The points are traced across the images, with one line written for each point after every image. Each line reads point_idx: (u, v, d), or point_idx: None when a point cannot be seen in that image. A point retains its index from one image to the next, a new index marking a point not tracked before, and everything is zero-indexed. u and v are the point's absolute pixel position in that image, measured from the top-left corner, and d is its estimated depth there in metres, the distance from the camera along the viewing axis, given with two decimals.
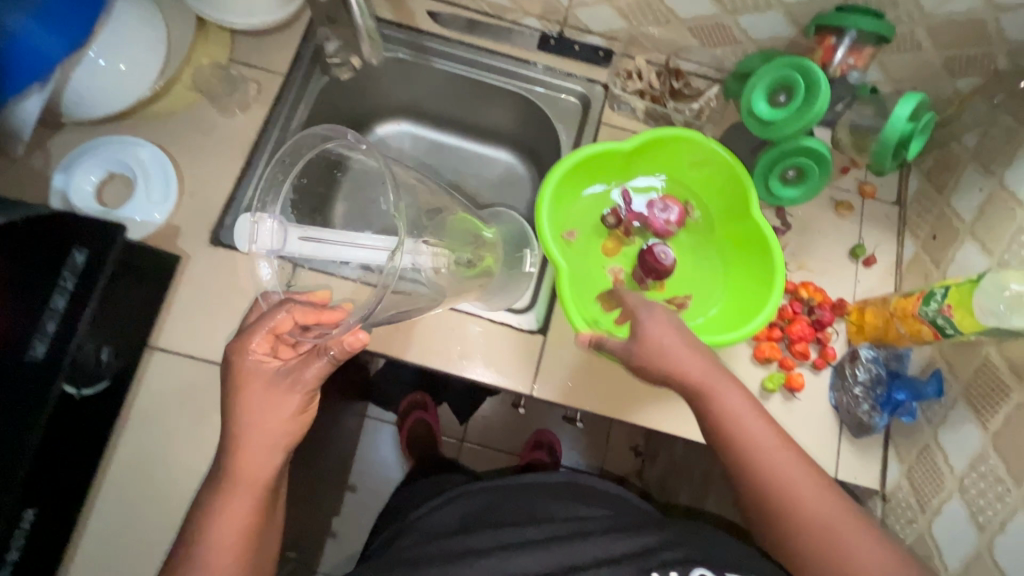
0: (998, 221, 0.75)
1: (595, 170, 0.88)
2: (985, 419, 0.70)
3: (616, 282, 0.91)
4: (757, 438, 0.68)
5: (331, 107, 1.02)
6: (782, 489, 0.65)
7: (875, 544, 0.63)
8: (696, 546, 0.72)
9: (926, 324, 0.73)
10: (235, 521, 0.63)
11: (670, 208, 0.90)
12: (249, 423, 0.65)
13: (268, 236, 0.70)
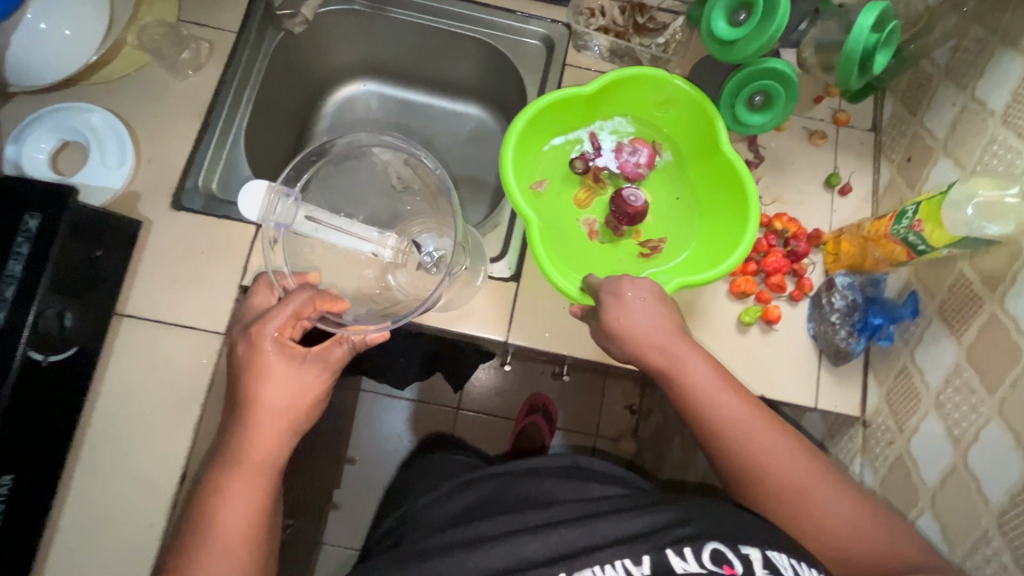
0: (970, 134, 0.73)
1: (560, 117, 0.84)
2: (960, 334, 0.69)
3: (591, 233, 0.87)
4: (725, 403, 0.69)
5: (289, 66, 0.99)
6: (751, 450, 0.67)
7: (843, 494, 0.65)
8: (714, 519, 0.63)
9: (899, 243, 0.73)
10: (238, 510, 0.62)
11: (639, 151, 0.87)
12: (255, 409, 0.65)
13: (284, 209, 0.76)
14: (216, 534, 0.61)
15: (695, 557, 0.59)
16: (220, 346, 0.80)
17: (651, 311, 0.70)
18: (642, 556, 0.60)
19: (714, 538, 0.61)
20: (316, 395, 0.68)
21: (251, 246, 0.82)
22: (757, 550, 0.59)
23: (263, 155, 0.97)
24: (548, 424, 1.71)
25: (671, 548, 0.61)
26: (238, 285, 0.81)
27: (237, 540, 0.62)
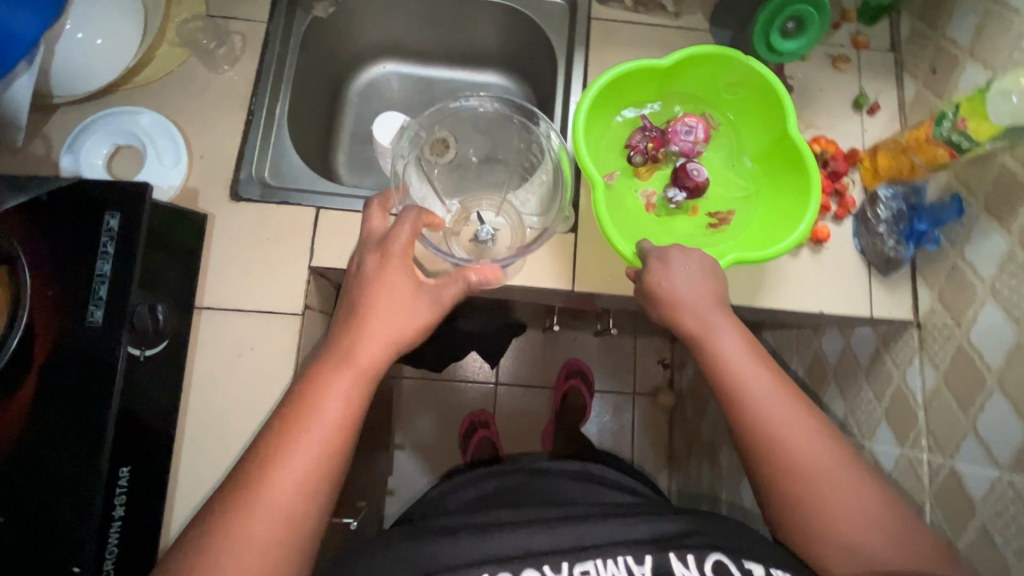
0: (997, 34, 0.76)
1: (626, 90, 0.86)
2: (1009, 223, 0.73)
3: (650, 207, 0.89)
4: (757, 379, 0.68)
5: (316, 53, 1.00)
6: (778, 430, 0.65)
7: (863, 494, 0.63)
8: (719, 535, 0.68)
9: (942, 145, 0.76)
10: (329, 417, 0.60)
11: (694, 128, 0.86)
12: (375, 309, 0.65)
13: None
14: (306, 436, 0.58)
15: (697, 564, 0.63)
16: (300, 327, 0.82)
17: (694, 275, 0.72)
18: (645, 555, 0.65)
19: (717, 550, 0.65)
20: (430, 308, 0.67)
21: (314, 228, 0.84)
22: (761, 567, 0.62)
23: (302, 143, 0.98)
24: (587, 389, 1.78)
25: (674, 552, 0.65)
26: (308, 268, 0.83)
27: (321, 447, 0.59)
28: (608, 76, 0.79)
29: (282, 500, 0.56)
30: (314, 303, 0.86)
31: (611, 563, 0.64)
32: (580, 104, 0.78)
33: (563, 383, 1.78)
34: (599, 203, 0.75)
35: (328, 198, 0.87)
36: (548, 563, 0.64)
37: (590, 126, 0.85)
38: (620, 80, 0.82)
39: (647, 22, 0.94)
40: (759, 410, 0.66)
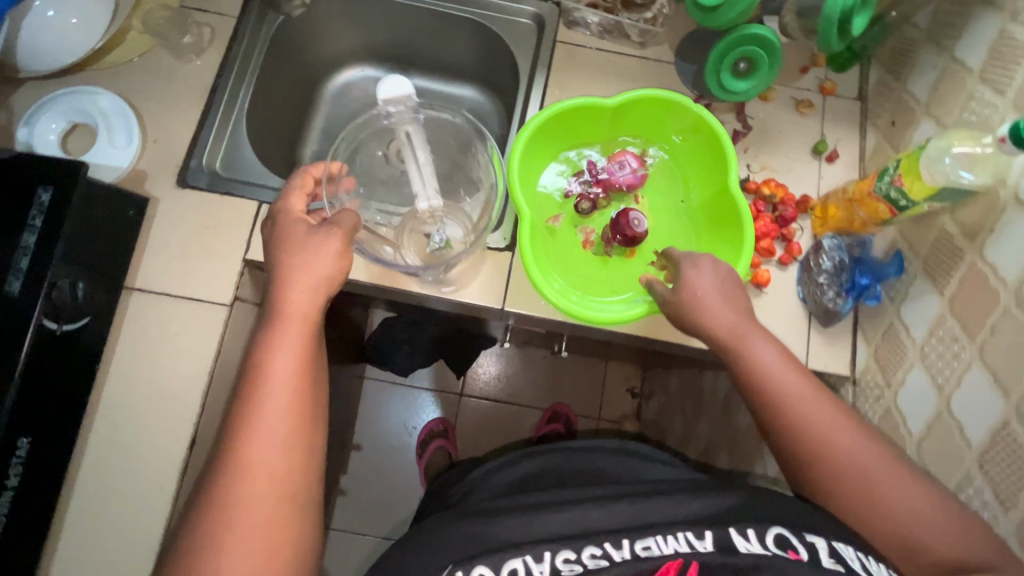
0: (950, 93, 0.75)
1: (572, 130, 0.89)
2: (943, 286, 0.71)
3: (586, 245, 0.89)
4: (790, 386, 0.66)
5: (289, 51, 1.02)
6: (819, 436, 0.63)
7: (922, 488, 0.60)
8: (776, 504, 0.60)
9: (881, 201, 0.75)
10: (278, 380, 0.61)
11: (627, 162, 0.89)
12: (287, 273, 0.67)
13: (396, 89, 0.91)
14: (266, 408, 0.60)
15: (758, 539, 0.56)
16: (226, 317, 0.82)
17: (722, 293, 0.72)
18: (705, 531, 0.58)
19: (777, 523, 0.58)
20: (336, 248, 0.69)
21: (254, 221, 0.85)
22: (823, 539, 0.56)
23: (266, 137, 1.00)
24: (566, 428, 1.69)
25: (734, 526, 0.58)
26: (242, 259, 0.84)
27: (282, 411, 0.60)
28: (549, 112, 0.82)
29: (260, 476, 0.57)
30: (247, 295, 0.87)
31: (671, 538, 0.58)
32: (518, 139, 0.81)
33: (544, 425, 1.70)
34: (524, 238, 0.76)
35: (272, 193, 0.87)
36: (609, 542, 0.58)
37: (530, 165, 0.87)
38: (560, 121, 0.86)
39: (611, 50, 0.95)
40: (801, 416, 0.65)
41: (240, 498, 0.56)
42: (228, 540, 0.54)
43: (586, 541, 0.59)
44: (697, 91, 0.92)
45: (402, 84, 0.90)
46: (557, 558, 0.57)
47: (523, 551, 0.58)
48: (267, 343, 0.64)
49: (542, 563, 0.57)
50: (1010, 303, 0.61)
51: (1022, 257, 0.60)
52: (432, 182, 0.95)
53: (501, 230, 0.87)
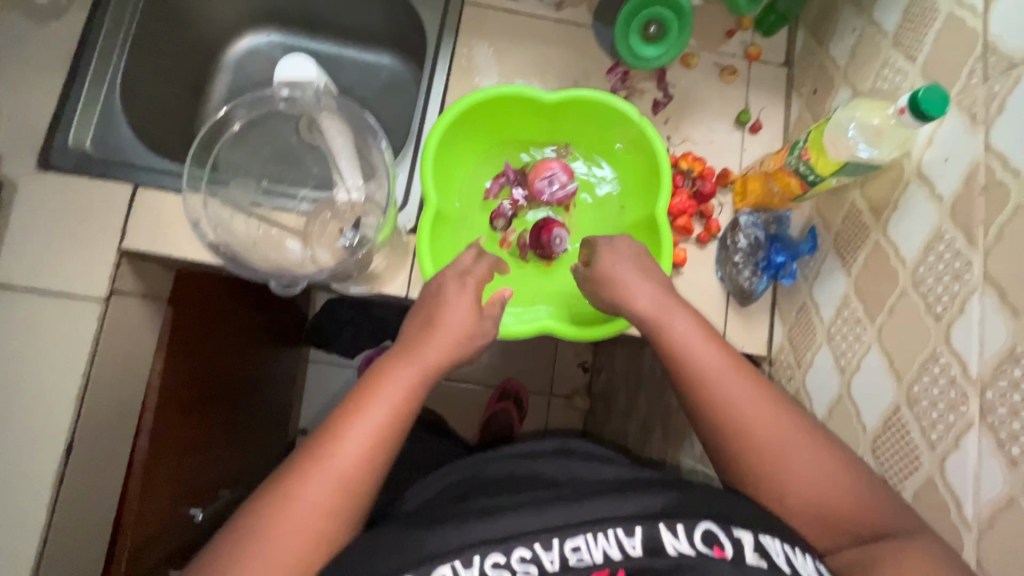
0: (866, 59, 0.70)
1: (498, 121, 0.81)
2: (849, 264, 0.68)
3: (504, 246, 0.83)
4: (707, 366, 0.61)
5: (171, 14, 0.92)
6: (735, 420, 0.58)
7: (841, 467, 0.55)
8: (706, 497, 0.56)
9: (793, 176, 0.71)
10: (372, 421, 0.57)
11: (556, 175, 0.81)
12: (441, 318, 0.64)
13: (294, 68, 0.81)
14: (347, 443, 0.55)
15: (687, 536, 0.52)
16: (101, 313, 0.76)
17: (636, 271, 0.67)
18: (635, 527, 0.53)
19: (707, 517, 0.53)
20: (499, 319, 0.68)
21: (128, 208, 0.78)
22: (750, 532, 0.52)
23: (151, 111, 0.90)
24: (517, 411, 1.66)
25: (663, 522, 0.53)
26: (117, 249, 0.77)
27: (364, 447, 0.55)
28: (458, 107, 0.73)
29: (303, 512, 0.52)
30: (129, 287, 0.80)
31: (601, 537, 0.53)
32: (430, 133, 0.72)
33: (494, 403, 1.67)
34: (423, 225, 0.71)
35: (150, 174, 0.80)
36: (539, 542, 0.53)
37: (448, 161, 0.80)
38: (486, 110, 0.77)
39: (524, 12, 0.88)
40: (712, 392, 0.60)
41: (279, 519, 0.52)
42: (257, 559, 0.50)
43: (516, 542, 0.53)
44: (616, 58, 0.86)
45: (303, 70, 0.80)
46: (486, 562, 0.52)
47: (453, 556, 0.51)
48: (395, 364, 0.61)
49: (471, 568, 0.51)
50: (907, 285, 0.58)
51: (919, 237, 0.57)
52: (348, 173, 0.77)
53: (413, 203, 0.80)
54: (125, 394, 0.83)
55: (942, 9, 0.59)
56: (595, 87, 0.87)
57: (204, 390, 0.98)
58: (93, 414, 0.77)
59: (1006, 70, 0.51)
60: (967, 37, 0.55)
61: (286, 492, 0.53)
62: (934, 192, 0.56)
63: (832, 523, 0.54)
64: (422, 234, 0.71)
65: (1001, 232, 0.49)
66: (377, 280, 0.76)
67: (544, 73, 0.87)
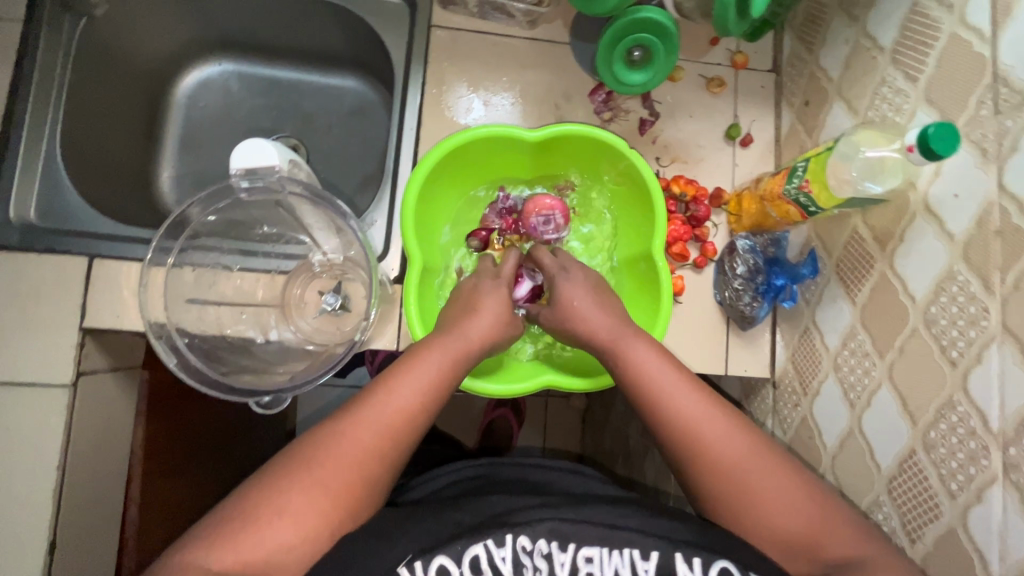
0: (861, 74, 0.67)
1: (480, 160, 0.77)
2: (855, 294, 0.65)
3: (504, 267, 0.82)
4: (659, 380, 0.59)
5: (108, 56, 0.84)
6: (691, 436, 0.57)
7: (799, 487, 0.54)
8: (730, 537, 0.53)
9: (792, 203, 0.69)
10: (421, 378, 0.58)
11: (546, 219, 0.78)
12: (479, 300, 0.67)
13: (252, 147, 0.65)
14: (392, 397, 0.56)
15: (702, 571, 0.50)
16: (70, 400, 0.70)
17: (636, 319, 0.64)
18: (653, 551, 0.51)
19: (725, 555, 0.51)
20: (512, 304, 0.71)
21: (85, 282, 0.72)
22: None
23: (99, 165, 0.83)
24: (516, 419, 1.43)
25: (681, 550, 0.51)
26: (78, 328, 0.71)
27: (411, 404, 0.57)
28: (439, 152, 0.69)
29: (345, 459, 0.53)
30: (97, 365, 0.75)
31: (615, 554, 0.51)
32: (408, 187, 0.68)
33: (488, 412, 1.41)
34: (412, 285, 0.67)
35: (109, 243, 0.74)
36: (556, 540, 0.51)
37: (429, 207, 0.76)
38: (467, 152, 0.73)
39: (496, 32, 0.82)
40: (699, 446, 0.56)
41: (324, 460, 0.53)
42: (298, 492, 0.51)
43: (536, 528, 0.52)
44: (597, 78, 0.82)
45: (263, 150, 0.65)
46: (518, 544, 0.51)
47: (484, 535, 0.51)
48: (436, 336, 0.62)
49: (504, 547, 0.51)
50: (918, 324, 0.56)
51: (930, 275, 0.55)
52: (322, 235, 0.72)
53: (395, 250, 0.76)
54: (107, 475, 0.78)
55: (944, 28, 0.55)
56: (577, 110, 0.82)
57: (191, 450, 0.93)
58: (74, 505, 0.72)
59: (1018, 105, 0.48)
60: (973, 65, 0.52)
61: (332, 430, 0.55)
62: (943, 229, 0.54)
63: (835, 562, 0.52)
64: (413, 296, 0.67)
65: (1019, 281, 0.47)
66: (365, 340, 0.71)
67: (522, 98, 0.82)
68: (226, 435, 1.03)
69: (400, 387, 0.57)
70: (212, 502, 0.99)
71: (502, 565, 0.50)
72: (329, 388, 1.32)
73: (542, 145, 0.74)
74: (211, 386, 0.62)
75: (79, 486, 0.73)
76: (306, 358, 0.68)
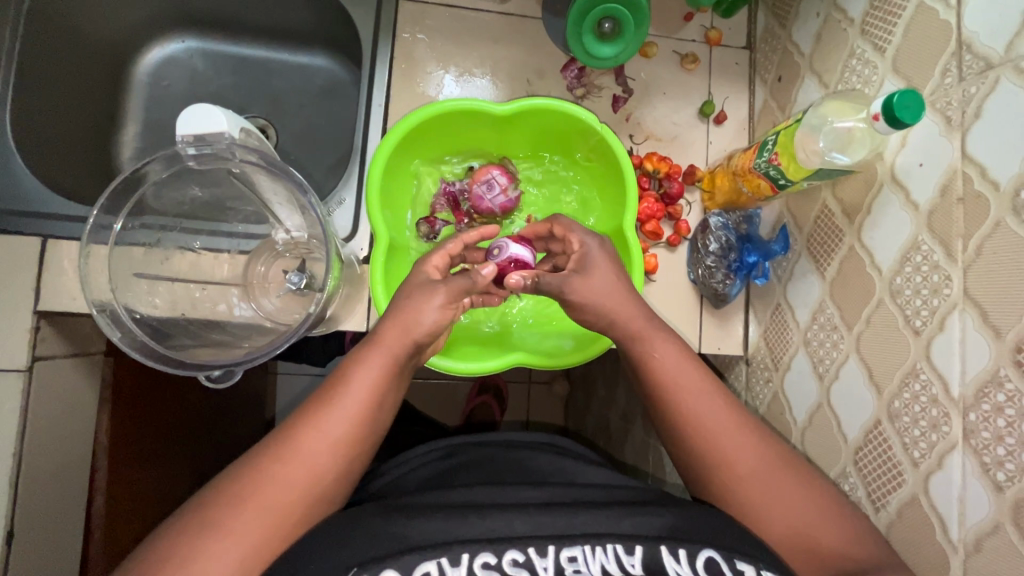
0: (832, 47, 0.66)
1: (450, 136, 0.75)
2: (825, 268, 0.65)
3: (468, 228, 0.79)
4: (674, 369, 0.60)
5: (60, 29, 0.81)
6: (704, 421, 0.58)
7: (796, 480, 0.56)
8: (703, 523, 0.51)
9: (763, 178, 0.69)
10: (350, 403, 0.54)
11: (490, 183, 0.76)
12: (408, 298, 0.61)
13: (197, 113, 0.62)
14: (320, 428, 0.53)
15: (688, 559, 0.47)
16: (25, 384, 0.68)
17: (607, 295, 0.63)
18: (635, 545, 0.49)
19: (709, 545, 0.48)
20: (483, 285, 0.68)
21: (40, 263, 0.69)
22: (753, 566, 0.47)
23: (53, 143, 0.80)
24: (499, 405, 1.43)
25: (664, 543, 0.49)
26: (33, 311, 0.68)
27: (342, 433, 0.53)
28: (405, 126, 0.67)
29: (272, 506, 0.49)
30: (55, 349, 0.72)
31: (598, 550, 0.48)
32: (374, 161, 0.67)
33: (471, 399, 1.42)
34: (378, 260, 0.65)
35: (64, 223, 0.71)
36: (533, 547, 0.48)
37: (397, 184, 0.75)
38: (434, 127, 0.72)
39: (466, 5, 0.80)
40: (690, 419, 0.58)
41: (255, 496, 0.49)
42: (222, 537, 0.47)
43: (508, 544, 0.48)
44: (570, 54, 0.80)
45: (213, 117, 0.62)
46: (475, 562, 0.47)
47: (438, 553, 0.46)
48: (360, 353, 0.57)
49: (459, 567, 0.46)
50: (884, 294, 0.56)
51: (894, 245, 0.55)
52: (284, 209, 0.70)
53: (364, 229, 0.74)
54: (70, 461, 0.76)
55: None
56: (550, 86, 0.81)
57: (158, 439, 0.90)
58: (33, 493, 0.70)
59: (982, 71, 0.48)
60: (938, 32, 0.52)
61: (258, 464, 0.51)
62: (908, 199, 0.54)
63: (804, 547, 0.53)
64: (381, 271, 0.66)
65: (982, 248, 0.47)
66: (331, 319, 0.70)
67: (493, 74, 0.80)
68: (195, 423, 1.00)
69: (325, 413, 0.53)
70: (182, 491, 0.97)
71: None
72: (305, 376, 1.30)
73: (512, 120, 0.73)
74: (161, 360, 0.60)
75: (37, 475, 0.71)
76: (268, 334, 0.67)
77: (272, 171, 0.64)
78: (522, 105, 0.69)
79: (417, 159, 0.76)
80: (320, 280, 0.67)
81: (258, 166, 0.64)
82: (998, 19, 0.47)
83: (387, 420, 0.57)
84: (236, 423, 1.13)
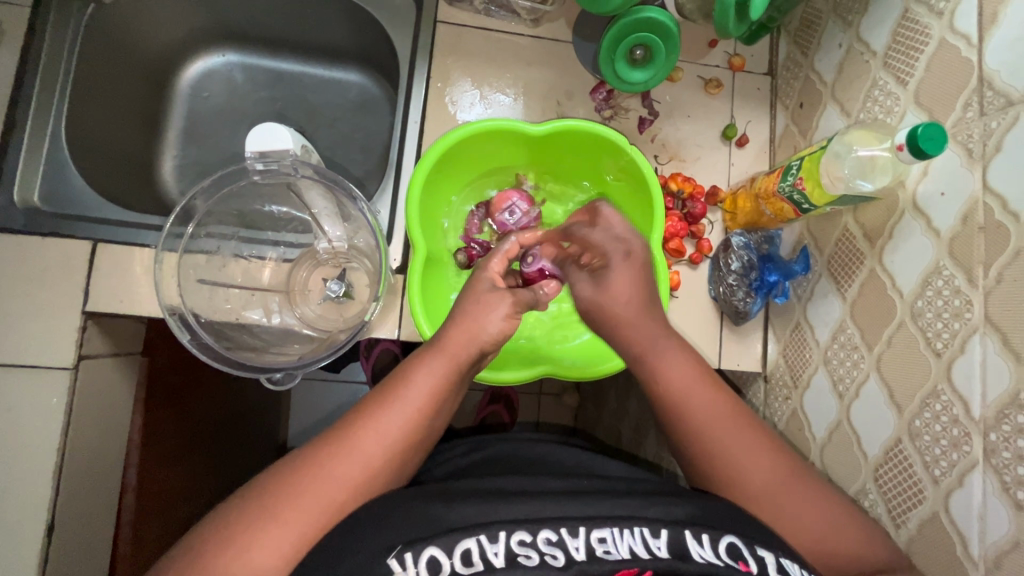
0: (854, 78, 0.69)
1: (488, 155, 0.79)
2: (846, 289, 0.67)
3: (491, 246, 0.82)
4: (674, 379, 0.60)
5: (113, 43, 0.85)
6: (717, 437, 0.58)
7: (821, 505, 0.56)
8: (720, 510, 0.54)
9: (786, 201, 0.72)
10: (404, 405, 0.56)
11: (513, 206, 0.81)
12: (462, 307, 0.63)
13: (263, 131, 0.70)
14: (376, 423, 0.55)
15: (712, 545, 0.49)
16: (71, 382, 0.71)
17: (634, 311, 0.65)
18: (662, 529, 0.50)
19: (731, 532, 0.51)
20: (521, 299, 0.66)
21: (89, 265, 0.72)
22: (772, 553, 0.50)
23: (102, 151, 0.83)
24: (509, 414, 1.42)
25: (689, 529, 0.51)
26: (81, 312, 0.71)
27: (402, 434, 0.55)
28: (444, 143, 0.70)
29: (327, 499, 0.51)
30: (98, 349, 0.75)
31: (626, 534, 0.50)
32: (413, 176, 0.70)
33: (482, 408, 1.42)
34: (413, 272, 0.68)
35: (112, 227, 0.74)
36: (565, 527, 0.50)
37: (435, 198, 0.78)
38: (470, 145, 0.75)
39: (500, 29, 0.83)
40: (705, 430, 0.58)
41: (313, 476, 0.52)
42: (279, 513, 0.49)
43: (542, 523, 0.50)
44: (599, 77, 0.83)
45: (276, 133, 0.70)
46: (512, 540, 0.49)
47: (477, 531, 0.49)
48: (422, 358, 0.59)
49: (496, 543, 0.48)
50: (905, 317, 0.59)
51: (916, 270, 0.58)
52: (329, 219, 0.73)
53: (399, 240, 0.77)
54: (108, 457, 0.79)
55: (934, 34, 0.58)
56: (579, 107, 0.84)
57: (186, 438, 0.93)
58: (73, 487, 0.72)
59: (1003, 107, 0.50)
60: (960, 68, 0.55)
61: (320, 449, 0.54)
62: (930, 226, 0.56)
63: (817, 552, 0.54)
64: (417, 282, 0.68)
65: (1001, 275, 0.49)
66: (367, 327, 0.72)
67: (524, 94, 0.83)
68: (220, 424, 1.02)
69: (385, 405, 0.56)
70: (206, 490, 0.99)
71: (494, 561, 0.47)
72: (323, 381, 1.33)
73: (545, 139, 0.76)
74: (224, 362, 0.64)
75: (78, 469, 0.73)
76: (311, 340, 0.69)
77: (322, 182, 0.69)
78: (558, 126, 0.72)
79: (452, 175, 0.79)
80: (363, 290, 0.70)
81: (314, 180, 0.69)
82: (1018, 60, 0.49)
83: (439, 426, 0.60)
84: (257, 425, 1.16)
